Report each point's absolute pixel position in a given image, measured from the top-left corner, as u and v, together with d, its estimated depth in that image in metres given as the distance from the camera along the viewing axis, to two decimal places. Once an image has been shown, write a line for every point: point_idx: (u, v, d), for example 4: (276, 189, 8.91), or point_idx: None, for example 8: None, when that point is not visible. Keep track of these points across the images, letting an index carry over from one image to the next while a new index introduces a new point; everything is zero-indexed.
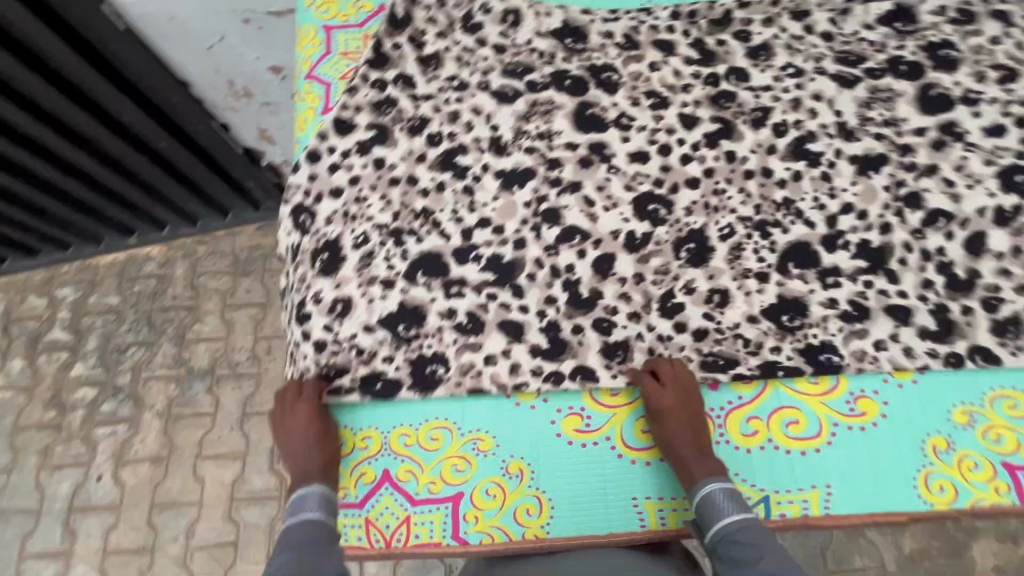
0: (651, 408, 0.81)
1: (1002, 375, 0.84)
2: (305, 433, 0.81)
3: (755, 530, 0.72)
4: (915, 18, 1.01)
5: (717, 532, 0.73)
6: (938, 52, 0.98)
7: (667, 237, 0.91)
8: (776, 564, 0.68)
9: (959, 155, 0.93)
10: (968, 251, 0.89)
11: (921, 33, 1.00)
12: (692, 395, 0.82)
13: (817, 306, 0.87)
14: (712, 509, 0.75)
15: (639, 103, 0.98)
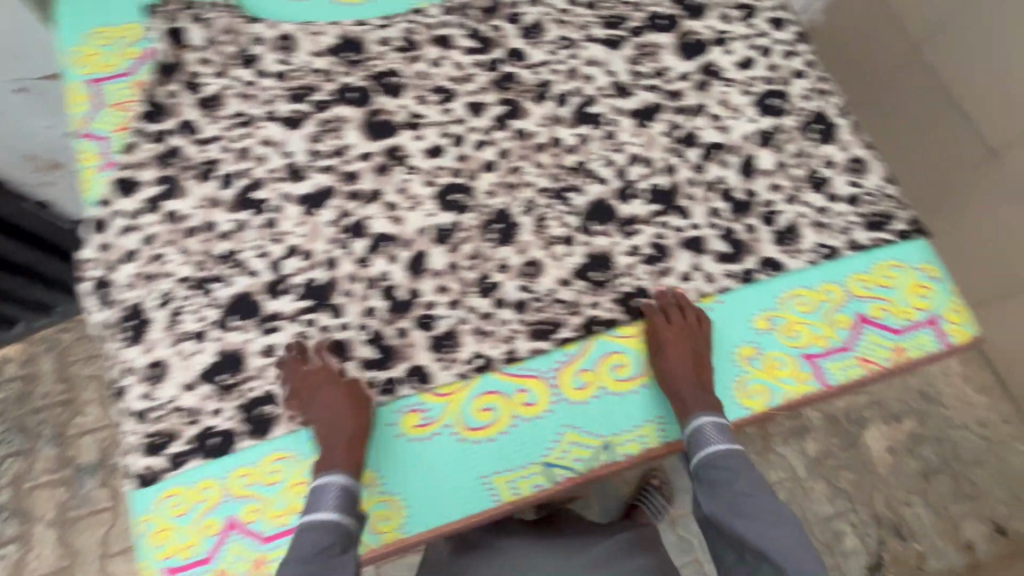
0: (656, 341, 0.87)
1: (791, 277, 0.92)
2: (332, 419, 0.79)
3: (733, 458, 0.81)
4: None
5: (701, 458, 0.81)
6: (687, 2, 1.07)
7: (475, 222, 0.94)
8: (751, 485, 0.78)
9: (721, 91, 1.02)
10: (744, 175, 0.98)
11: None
12: (699, 335, 0.87)
13: (622, 255, 0.93)
14: (700, 438, 0.81)
15: (427, 101, 1.00)
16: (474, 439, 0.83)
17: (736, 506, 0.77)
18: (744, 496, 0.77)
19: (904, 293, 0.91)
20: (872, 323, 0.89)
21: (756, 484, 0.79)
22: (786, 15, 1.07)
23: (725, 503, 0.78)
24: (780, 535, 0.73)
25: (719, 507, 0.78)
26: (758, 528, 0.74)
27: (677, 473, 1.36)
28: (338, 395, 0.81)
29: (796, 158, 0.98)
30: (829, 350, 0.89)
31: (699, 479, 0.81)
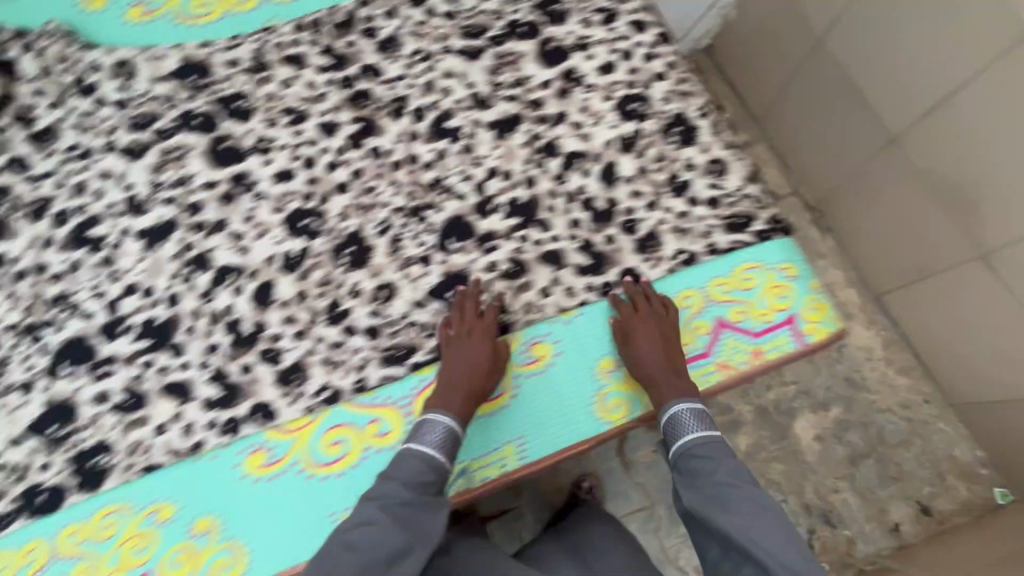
0: (621, 331, 0.87)
1: (651, 285, 0.91)
2: (479, 356, 0.83)
3: (712, 446, 0.83)
4: None
5: (681, 446, 0.84)
6: (548, 8, 1.06)
7: (326, 247, 0.90)
8: (728, 472, 0.81)
9: (582, 98, 1.00)
10: (605, 183, 0.96)
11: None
12: (666, 322, 0.87)
13: (479, 273, 0.90)
14: (676, 423, 0.84)
15: (276, 123, 0.96)
16: (321, 475, 0.80)
17: (715, 496, 0.79)
18: (721, 486, 0.79)
19: (762, 295, 0.90)
20: (732, 327, 0.89)
21: (734, 473, 0.81)
22: (648, 17, 1.06)
23: (702, 492, 0.80)
24: (759, 524, 0.75)
25: (696, 496, 0.80)
26: (736, 518, 0.76)
27: (611, 474, 1.30)
28: (480, 336, 0.84)
29: (657, 163, 0.97)
30: (689, 357, 0.88)
31: (679, 468, 0.84)
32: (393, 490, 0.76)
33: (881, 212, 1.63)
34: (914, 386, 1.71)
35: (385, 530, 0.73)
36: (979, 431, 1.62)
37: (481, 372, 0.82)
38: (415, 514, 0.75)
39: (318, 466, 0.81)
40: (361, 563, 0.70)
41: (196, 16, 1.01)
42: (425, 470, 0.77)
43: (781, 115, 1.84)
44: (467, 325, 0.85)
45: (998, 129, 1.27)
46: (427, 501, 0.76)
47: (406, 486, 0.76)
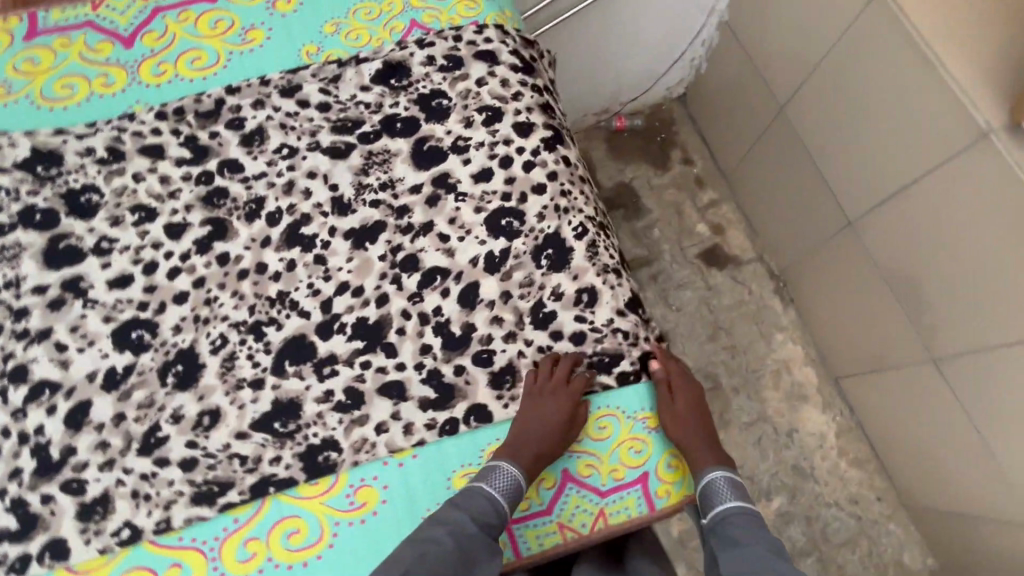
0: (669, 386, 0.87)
1: (498, 428, 0.84)
2: (559, 418, 0.80)
3: (752, 515, 0.77)
4: (407, 72, 1.00)
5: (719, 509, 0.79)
6: (429, 104, 0.98)
7: (152, 364, 0.84)
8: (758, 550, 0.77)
9: (451, 207, 0.93)
10: (465, 305, 0.88)
11: (413, 87, 0.99)
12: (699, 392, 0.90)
13: (312, 402, 0.84)
14: (713, 489, 0.80)
15: (122, 221, 0.91)
16: None
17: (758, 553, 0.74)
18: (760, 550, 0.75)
19: (615, 449, 0.84)
20: (578, 482, 0.83)
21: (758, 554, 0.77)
22: (535, 118, 0.98)
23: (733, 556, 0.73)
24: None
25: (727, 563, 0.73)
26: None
27: None
28: (564, 400, 0.81)
29: (523, 287, 0.89)
30: (529, 514, 0.81)
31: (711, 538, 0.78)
32: (457, 519, 0.73)
33: (857, 295, 1.65)
34: (867, 482, 1.75)
35: (450, 558, 0.70)
36: (926, 528, 1.66)
37: (552, 434, 0.80)
38: (477, 553, 0.72)
39: None
40: None
41: (57, 99, 0.97)
42: (494, 515, 0.75)
43: (754, 192, 1.98)
44: (544, 382, 0.83)
45: (943, 230, 1.29)
46: (489, 542, 0.73)
47: (473, 520, 0.74)
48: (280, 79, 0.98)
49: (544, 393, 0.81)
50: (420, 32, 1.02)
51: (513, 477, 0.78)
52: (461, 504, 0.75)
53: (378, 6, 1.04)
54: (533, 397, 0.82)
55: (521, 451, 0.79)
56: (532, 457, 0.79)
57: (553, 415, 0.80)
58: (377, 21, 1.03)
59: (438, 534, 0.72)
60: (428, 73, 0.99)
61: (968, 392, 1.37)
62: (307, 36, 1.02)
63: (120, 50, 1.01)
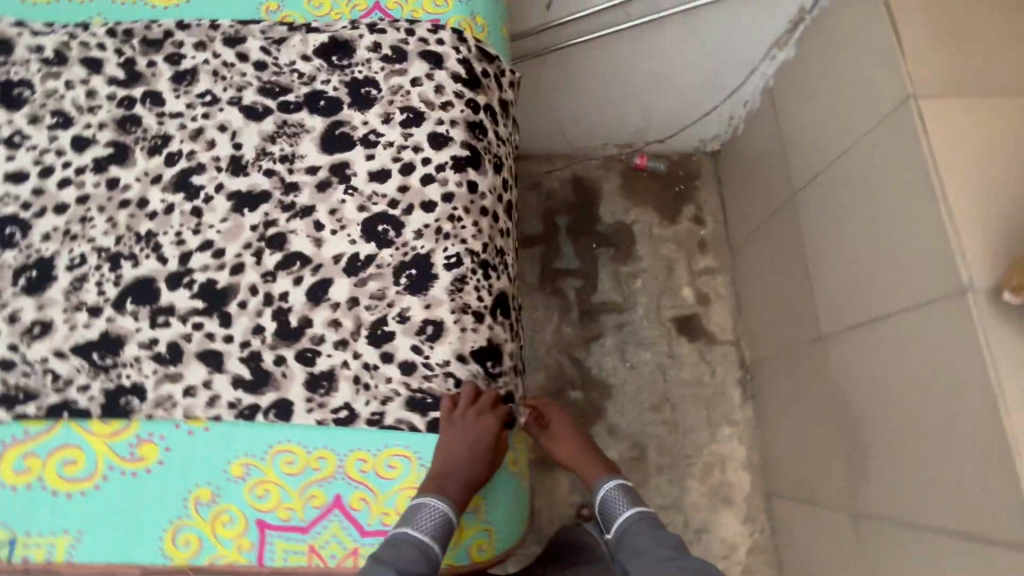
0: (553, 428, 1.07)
1: (294, 429, 0.81)
2: (486, 439, 0.80)
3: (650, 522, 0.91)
4: (350, 52, 0.97)
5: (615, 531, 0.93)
6: (358, 90, 0.96)
7: (13, 262, 0.88)
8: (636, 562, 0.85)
9: (338, 198, 0.90)
10: (311, 299, 0.86)
11: (350, 69, 0.97)
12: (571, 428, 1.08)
13: (134, 346, 0.84)
14: (608, 497, 0.97)
15: (40, 122, 0.94)
16: None
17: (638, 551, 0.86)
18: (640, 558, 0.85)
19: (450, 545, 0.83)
20: (345, 512, 0.78)
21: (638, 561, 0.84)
22: (456, 134, 0.93)
23: (633, 559, 0.86)
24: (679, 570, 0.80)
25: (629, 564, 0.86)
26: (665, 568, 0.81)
27: None
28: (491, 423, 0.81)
29: (374, 299, 0.85)
30: (286, 525, 0.78)
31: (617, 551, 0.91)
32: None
33: (808, 417, 1.49)
34: None
35: None
36: None
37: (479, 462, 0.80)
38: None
39: None
40: None
41: None
42: (423, 560, 0.72)
43: (751, 273, 1.82)
44: (465, 410, 0.81)
45: (900, 382, 1.13)
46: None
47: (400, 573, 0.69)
48: (229, 28, 0.99)
49: (468, 422, 0.80)
50: (379, 17, 1.00)
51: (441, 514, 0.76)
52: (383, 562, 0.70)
53: None
54: (457, 427, 0.79)
55: (449, 485, 0.78)
56: (459, 489, 0.78)
57: (478, 442, 0.80)
58: None
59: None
60: (369, 60, 0.97)
61: (877, 563, 1.22)
62: None
63: None
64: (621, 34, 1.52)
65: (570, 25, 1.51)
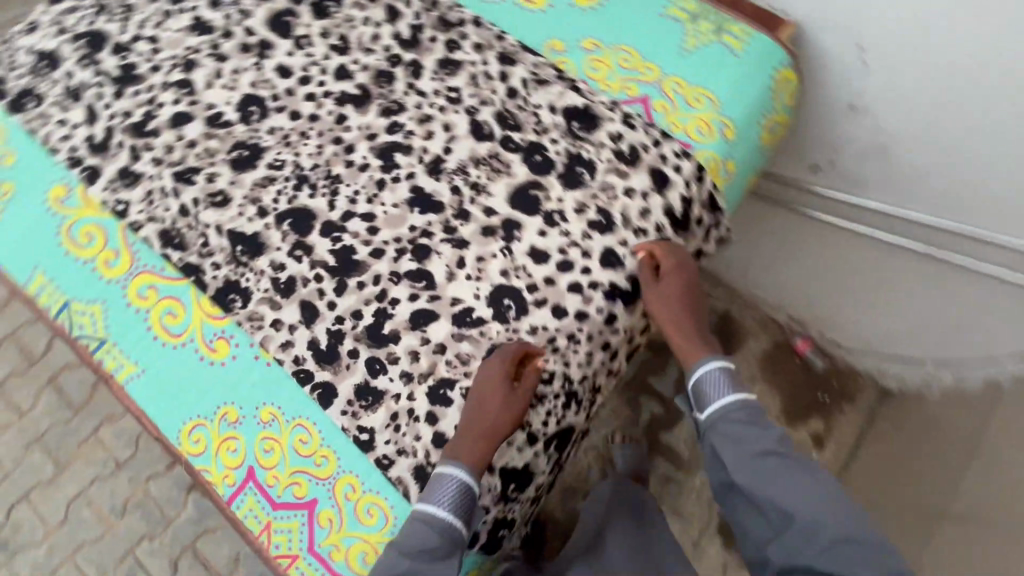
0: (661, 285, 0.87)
1: (323, 417, 0.84)
2: (495, 393, 0.80)
3: (754, 417, 0.82)
4: (592, 128, 0.95)
5: (706, 413, 0.84)
6: (573, 167, 0.93)
7: (238, 135, 1.01)
8: (737, 455, 0.81)
9: (491, 251, 0.90)
10: (411, 321, 0.88)
11: (581, 143, 0.95)
12: (683, 288, 0.87)
13: (266, 260, 0.92)
14: (707, 378, 0.84)
15: (327, 38, 1.05)
16: (61, 240, 0.96)
17: (740, 442, 0.81)
18: (748, 451, 0.80)
19: None
20: (310, 517, 0.81)
21: (746, 456, 0.80)
22: (630, 263, 0.88)
23: (743, 458, 0.80)
24: (803, 484, 0.77)
25: (736, 464, 0.80)
26: (790, 483, 0.77)
27: None
28: (497, 379, 0.80)
29: (457, 359, 0.85)
30: (265, 489, 0.82)
31: (711, 437, 0.83)
32: (392, 561, 0.74)
33: None
34: None
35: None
36: None
37: (491, 412, 0.79)
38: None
39: (68, 235, 0.97)
40: None
41: None
42: (440, 536, 0.74)
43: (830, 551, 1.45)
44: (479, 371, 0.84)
45: None
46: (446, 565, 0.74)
47: (405, 554, 0.74)
48: (510, 46, 1.01)
49: (484, 377, 0.82)
50: (639, 113, 0.95)
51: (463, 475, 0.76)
52: (391, 556, 0.75)
53: (639, 60, 0.98)
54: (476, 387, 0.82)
55: (465, 445, 0.78)
56: (476, 443, 0.78)
57: (486, 394, 0.80)
58: (623, 70, 0.98)
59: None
60: (602, 146, 0.94)
61: None
62: (566, 34, 1.02)
63: None
64: (859, 241, 1.26)
65: (826, 198, 1.27)
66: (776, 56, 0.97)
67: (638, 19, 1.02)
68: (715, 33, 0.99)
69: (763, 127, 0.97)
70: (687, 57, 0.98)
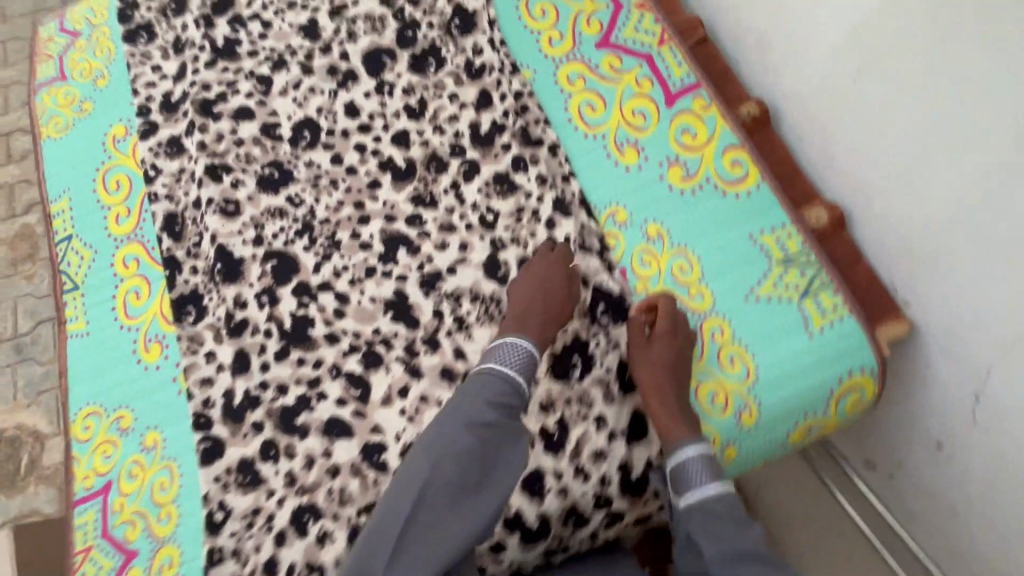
0: (651, 354, 0.76)
1: (189, 475, 0.82)
2: (556, 278, 0.81)
3: (739, 511, 0.66)
4: (615, 322, 0.83)
5: (679, 499, 0.69)
6: (568, 354, 0.81)
7: (280, 154, 0.99)
8: (721, 555, 0.63)
9: (438, 397, 0.83)
10: (327, 425, 0.83)
11: (594, 331, 0.83)
12: (682, 359, 0.76)
13: (235, 291, 0.91)
14: (689, 467, 0.70)
15: (409, 96, 1.00)
16: (95, 178, 1.02)
17: (721, 536, 0.65)
18: (734, 553, 0.63)
19: None
20: (123, 565, 0.79)
21: (732, 556, 0.63)
22: (553, 500, 0.76)
23: (725, 556, 0.63)
24: None
25: (718, 562, 0.63)
26: None
27: None
28: (558, 265, 0.83)
29: (338, 492, 0.80)
30: (106, 512, 0.82)
31: (688, 527, 0.67)
32: (478, 412, 0.73)
33: None
34: None
35: (471, 455, 0.71)
36: None
37: (557, 295, 0.80)
38: (503, 442, 0.73)
39: (103, 175, 1.02)
40: (451, 493, 0.68)
41: (531, 12, 1.02)
42: (512, 389, 0.75)
43: None
44: (537, 260, 0.85)
45: None
46: (509, 428, 0.74)
47: (489, 404, 0.74)
48: (570, 194, 0.90)
49: (541, 265, 0.83)
50: None
51: (524, 341, 0.77)
52: (473, 409, 0.73)
53: (695, 279, 0.83)
54: (527, 272, 0.84)
55: (528, 322, 0.79)
56: (539, 319, 0.78)
57: (552, 281, 0.81)
58: (671, 281, 0.83)
59: (456, 430, 0.71)
60: (613, 347, 0.82)
61: None
62: (638, 207, 0.88)
63: (591, 41, 0.99)
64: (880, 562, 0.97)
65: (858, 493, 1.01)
66: (858, 359, 0.77)
67: (723, 229, 0.85)
68: (800, 292, 0.80)
69: (796, 428, 0.78)
70: (750, 305, 0.80)
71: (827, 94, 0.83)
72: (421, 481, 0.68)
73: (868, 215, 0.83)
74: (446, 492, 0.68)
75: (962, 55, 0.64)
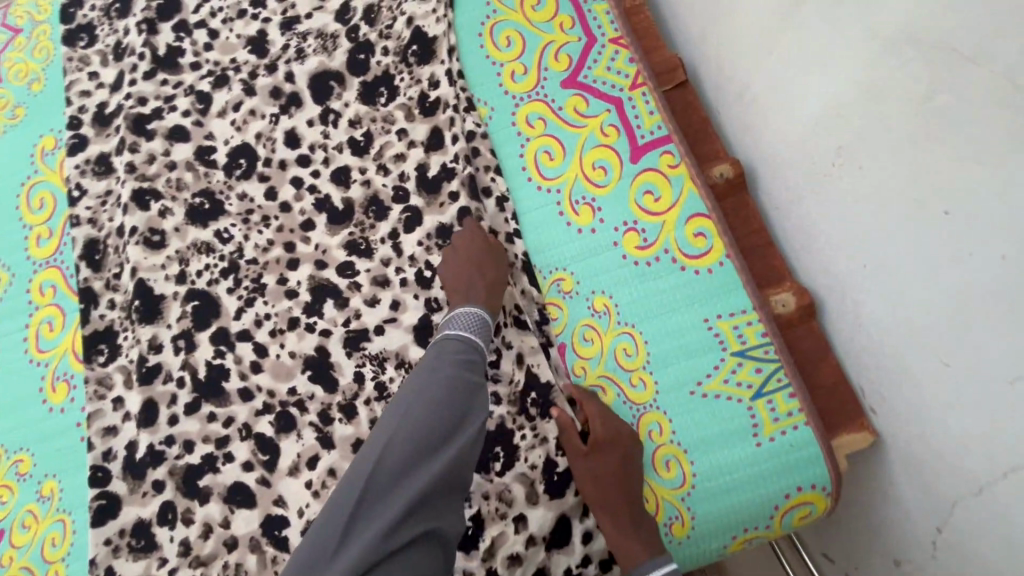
0: (588, 468, 0.70)
1: (82, 532, 0.77)
2: (480, 251, 0.80)
3: None
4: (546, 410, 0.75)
5: None
6: (491, 444, 0.74)
7: (213, 182, 0.92)
8: None
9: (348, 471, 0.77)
10: (228, 491, 0.78)
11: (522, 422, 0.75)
12: (625, 466, 0.69)
13: (148, 333, 0.84)
14: None
15: (353, 128, 0.92)
16: (19, 194, 0.95)
17: None
18: None
19: None
20: None
21: None
22: None
23: None
24: None
25: None
26: None
27: None
28: (476, 240, 0.81)
29: (233, 568, 0.75)
30: None
31: None
32: (439, 370, 0.70)
33: None
34: None
35: (433, 411, 0.67)
36: None
37: (488, 264, 0.78)
38: (469, 397, 0.69)
39: (29, 190, 0.96)
40: (411, 452, 0.64)
41: (494, 38, 0.92)
42: (472, 347, 0.73)
43: None
44: (455, 246, 0.82)
45: None
46: (474, 385, 0.71)
47: (450, 365, 0.71)
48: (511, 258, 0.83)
49: (464, 245, 0.81)
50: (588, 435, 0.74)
51: (468, 310, 0.75)
52: (434, 365, 0.71)
53: (640, 364, 0.75)
54: (451, 255, 0.81)
55: (475, 295, 0.76)
56: (484, 287, 0.77)
57: (478, 255, 0.79)
58: (613, 365, 0.76)
59: (418, 391, 0.69)
60: (539, 442, 0.74)
61: None
62: (586, 275, 0.80)
63: (557, 77, 0.89)
64: None
65: None
66: (808, 474, 0.70)
67: (677, 310, 0.77)
68: (753, 392, 0.72)
69: (733, 541, 0.71)
70: (695, 401, 0.73)
71: (806, 170, 0.73)
72: (381, 440, 0.65)
73: (838, 309, 0.73)
74: (405, 450, 0.64)
75: (949, 159, 0.53)
